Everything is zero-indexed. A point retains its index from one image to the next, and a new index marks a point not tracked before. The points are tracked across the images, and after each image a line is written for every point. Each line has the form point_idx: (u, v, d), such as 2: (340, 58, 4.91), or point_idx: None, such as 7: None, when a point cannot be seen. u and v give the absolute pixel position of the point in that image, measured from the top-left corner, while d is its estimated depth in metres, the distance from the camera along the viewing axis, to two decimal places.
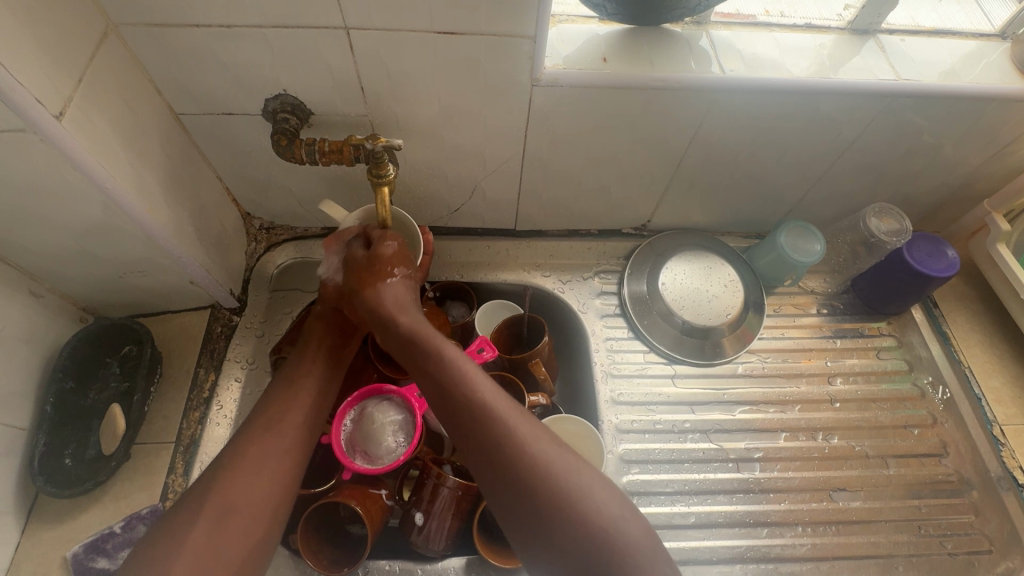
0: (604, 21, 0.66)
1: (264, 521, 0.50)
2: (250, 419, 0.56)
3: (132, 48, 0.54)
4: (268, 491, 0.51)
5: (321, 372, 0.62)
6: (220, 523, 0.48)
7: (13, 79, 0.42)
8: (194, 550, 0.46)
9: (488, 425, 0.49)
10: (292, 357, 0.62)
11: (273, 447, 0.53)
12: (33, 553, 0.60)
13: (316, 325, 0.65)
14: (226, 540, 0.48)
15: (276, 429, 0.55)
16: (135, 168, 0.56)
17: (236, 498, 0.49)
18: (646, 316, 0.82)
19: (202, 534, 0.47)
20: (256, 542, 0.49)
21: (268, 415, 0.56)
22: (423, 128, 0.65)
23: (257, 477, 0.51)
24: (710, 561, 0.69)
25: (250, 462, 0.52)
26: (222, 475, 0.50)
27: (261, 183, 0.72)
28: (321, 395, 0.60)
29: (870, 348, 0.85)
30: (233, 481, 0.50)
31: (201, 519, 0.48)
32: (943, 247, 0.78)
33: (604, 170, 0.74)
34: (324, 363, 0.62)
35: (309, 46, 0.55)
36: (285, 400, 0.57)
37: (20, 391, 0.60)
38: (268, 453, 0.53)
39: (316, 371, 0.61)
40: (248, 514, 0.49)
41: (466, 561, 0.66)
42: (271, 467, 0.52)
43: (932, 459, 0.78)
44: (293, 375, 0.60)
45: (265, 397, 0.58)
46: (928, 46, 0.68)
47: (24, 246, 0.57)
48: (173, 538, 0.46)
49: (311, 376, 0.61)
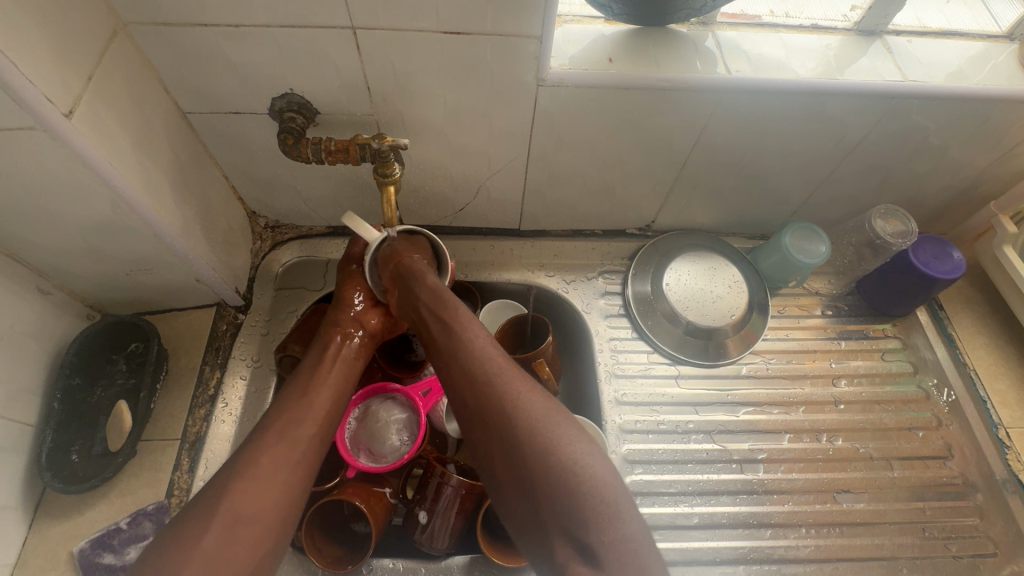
0: (609, 21, 0.66)
1: (273, 533, 0.50)
2: (262, 425, 0.56)
3: (141, 46, 0.55)
4: (279, 504, 0.51)
5: (336, 382, 0.61)
6: (232, 529, 0.48)
7: (24, 78, 0.42)
8: (204, 557, 0.46)
9: (507, 417, 0.49)
10: (305, 364, 0.62)
11: (285, 459, 0.53)
12: (40, 547, 0.60)
13: (336, 331, 0.64)
14: (235, 550, 0.48)
15: (288, 440, 0.54)
16: (143, 167, 0.56)
17: (246, 510, 0.49)
18: (650, 317, 0.82)
19: (212, 543, 0.47)
20: (265, 552, 0.50)
21: (284, 421, 0.56)
22: (428, 127, 0.66)
23: (269, 490, 0.51)
24: (713, 562, 0.69)
25: (266, 470, 0.52)
26: (234, 483, 0.50)
27: (268, 182, 0.73)
28: (337, 402, 0.60)
29: (875, 350, 0.85)
30: (244, 492, 0.50)
31: (214, 523, 0.48)
32: (949, 249, 0.78)
33: (609, 171, 0.74)
34: (338, 372, 0.62)
35: (315, 46, 0.55)
36: (298, 410, 0.57)
37: (28, 387, 0.60)
38: (283, 460, 0.53)
39: (328, 380, 0.61)
40: (259, 525, 0.50)
41: (469, 559, 0.66)
42: (282, 480, 0.52)
43: (937, 461, 0.78)
44: (307, 383, 0.60)
45: (281, 401, 0.58)
46: (935, 47, 0.68)
47: (32, 243, 0.57)
48: (187, 540, 0.47)
49: (325, 386, 0.60)
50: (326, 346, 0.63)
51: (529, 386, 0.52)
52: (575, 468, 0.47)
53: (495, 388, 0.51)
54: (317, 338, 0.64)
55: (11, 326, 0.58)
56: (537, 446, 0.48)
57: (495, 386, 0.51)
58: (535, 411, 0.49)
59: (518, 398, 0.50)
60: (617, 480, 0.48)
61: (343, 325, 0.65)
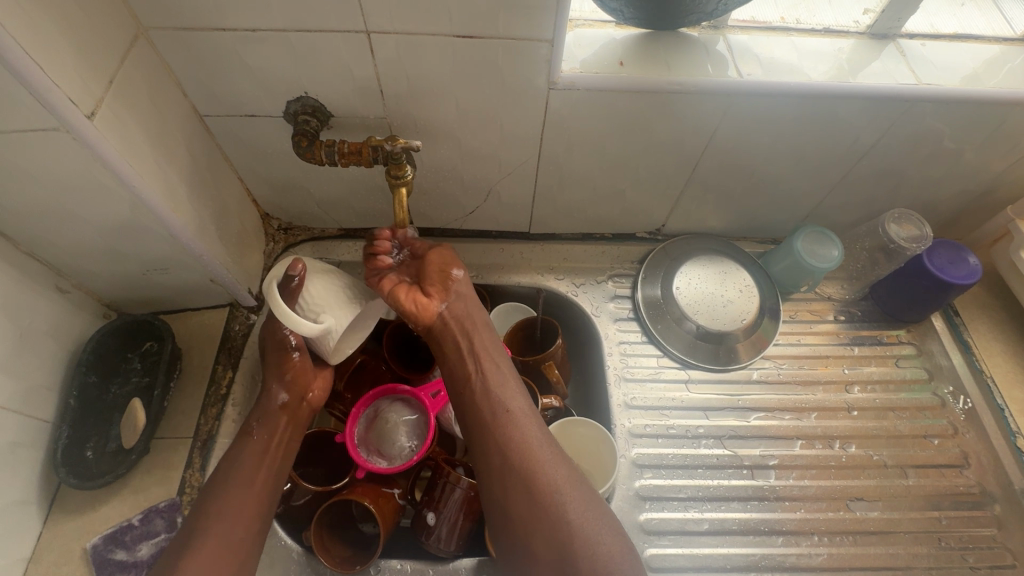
0: (620, 26, 0.66)
1: None
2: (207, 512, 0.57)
3: (161, 51, 0.56)
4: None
5: (282, 463, 0.62)
6: None
7: (49, 80, 0.44)
8: None
9: (460, 313, 0.65)
10: (244, 456, 0.60)
11: (229, 545, 0.55)
12: (54, 541, 0.61)
13: (285, 412, 0.65)
14: None
15: (236, 541, 0.56)
16: (162, 168, 0.57)
17: None
18: (661, 321, 0.82)
19: None
20: None
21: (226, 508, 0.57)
22: (440, 130, 0.66)
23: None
24: (723, 568, 0.68)
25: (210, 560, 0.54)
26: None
27: (282, 185, 0.74)
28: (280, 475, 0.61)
29: (889, 357, 0.84)
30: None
31: None
32: (965, 254, 0.77)
33: (619, 175, 0.74)
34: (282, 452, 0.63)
35: (330, 50, 0.56)
36: (241, 496, 0.58)
37: (46, 384, 0.61)
38: (225, 549, 0.55)
39: (272, 461, 0.61)
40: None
41: (477, 562, 0.65)
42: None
43: (953, 469, 0.76)
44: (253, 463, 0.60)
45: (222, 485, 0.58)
46: (949, 51, 0.67)
47: (52, 241, 0.59)
48: None
49: (269, 469, 0.61)
50: (275, 430, 0.63)
51: (478, 313, 0.66)
52: (489, 345, 0.64)
53: (468, 321, 0.65)
54: (264, 413, 0.64)
55: (30, 324, 0.59)
56: (481, 352, 0.63)
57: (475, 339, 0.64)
58: (506, 376, 0.62)
59: (515, 401, 0.60)
60: (507, 367, 0.63)
61: (292, 406, 0.65)
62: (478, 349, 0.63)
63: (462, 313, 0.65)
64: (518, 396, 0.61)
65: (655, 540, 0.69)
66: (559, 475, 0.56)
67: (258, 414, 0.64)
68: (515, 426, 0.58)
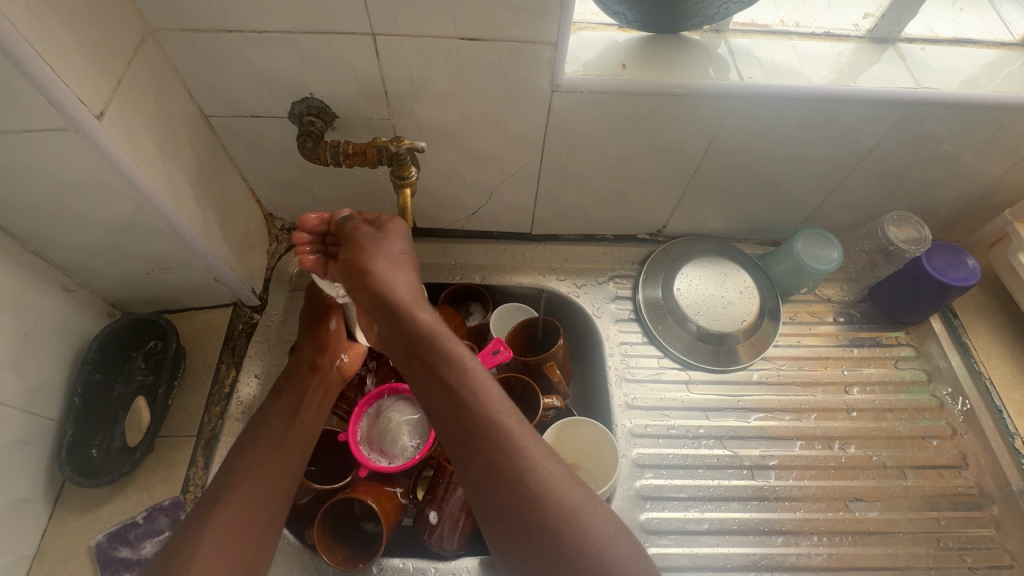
0: (623, 28, 0.67)
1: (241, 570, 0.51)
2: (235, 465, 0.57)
3: (169, 53, 0.57)
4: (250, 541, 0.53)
5: (308, 425, 0.63)
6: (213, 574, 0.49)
7: (59, 81, 0.44)
8: None
9: (402, 317, 0.60)
10: (274, 416, 0.62)
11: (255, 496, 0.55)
12: (59, 539, 0.61)
13: (313, 376, 0.66)
14: None
15: (264, 497, 0.55)
16: (167, 168, 0.58)
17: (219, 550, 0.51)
18: (661, 322, 0.82)
19: None
20: None
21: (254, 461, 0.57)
22: (444, 132, 0.67)
23: (241, 549, 0.52)
24: (724, 568, 0.68)
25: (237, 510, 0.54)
26: (201, 547, 0.51)
27: (286, 185, 0.74)
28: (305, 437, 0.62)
29: (888, 358, 0.84)
30: (218, 555, 0.51)
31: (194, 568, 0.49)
32: (963, 256, 0.77)
33: (621, 176, 0.75)
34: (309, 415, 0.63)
35: (335, 52, 0.57)
36: (269, 451, 0.58)
37: (51, 382, 0.62)
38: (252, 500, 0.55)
39: (296, 422, 0.62)
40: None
41: (479, 562, 0.65)
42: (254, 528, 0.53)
43: (952, 470, 0.77)
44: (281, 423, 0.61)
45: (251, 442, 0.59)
46: (948, 55, 0.68)
47: (58, 240, 0.59)
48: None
49: (295, 429, 0.62)
50: (304, 393, 0.65)
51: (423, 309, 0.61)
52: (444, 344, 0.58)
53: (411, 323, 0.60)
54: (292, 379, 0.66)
55: (35, 323, 0.60)
56: (437, 355, 0.57)
57: (425, 340, 0.58)
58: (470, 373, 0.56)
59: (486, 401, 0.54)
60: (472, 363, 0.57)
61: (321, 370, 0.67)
62: (432, 354, 0.57)
63: (402, 315, 0.60)
64: (489, 393, 0.55)
65: (656, 539, 0.69)
66: (548, 477, 0.50)
67: (286, 380, 0.66)
68: (492, 430, 0.52)
